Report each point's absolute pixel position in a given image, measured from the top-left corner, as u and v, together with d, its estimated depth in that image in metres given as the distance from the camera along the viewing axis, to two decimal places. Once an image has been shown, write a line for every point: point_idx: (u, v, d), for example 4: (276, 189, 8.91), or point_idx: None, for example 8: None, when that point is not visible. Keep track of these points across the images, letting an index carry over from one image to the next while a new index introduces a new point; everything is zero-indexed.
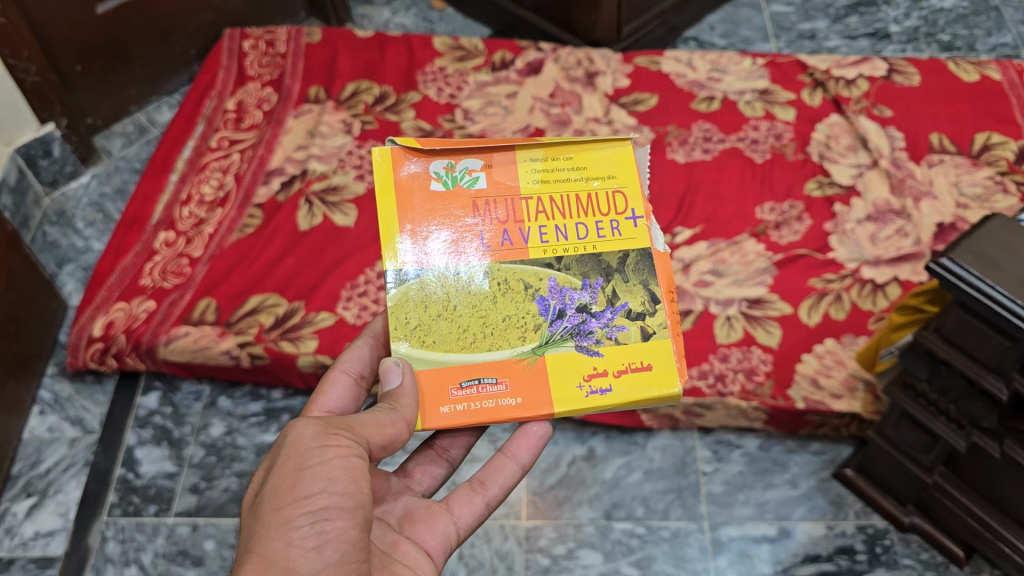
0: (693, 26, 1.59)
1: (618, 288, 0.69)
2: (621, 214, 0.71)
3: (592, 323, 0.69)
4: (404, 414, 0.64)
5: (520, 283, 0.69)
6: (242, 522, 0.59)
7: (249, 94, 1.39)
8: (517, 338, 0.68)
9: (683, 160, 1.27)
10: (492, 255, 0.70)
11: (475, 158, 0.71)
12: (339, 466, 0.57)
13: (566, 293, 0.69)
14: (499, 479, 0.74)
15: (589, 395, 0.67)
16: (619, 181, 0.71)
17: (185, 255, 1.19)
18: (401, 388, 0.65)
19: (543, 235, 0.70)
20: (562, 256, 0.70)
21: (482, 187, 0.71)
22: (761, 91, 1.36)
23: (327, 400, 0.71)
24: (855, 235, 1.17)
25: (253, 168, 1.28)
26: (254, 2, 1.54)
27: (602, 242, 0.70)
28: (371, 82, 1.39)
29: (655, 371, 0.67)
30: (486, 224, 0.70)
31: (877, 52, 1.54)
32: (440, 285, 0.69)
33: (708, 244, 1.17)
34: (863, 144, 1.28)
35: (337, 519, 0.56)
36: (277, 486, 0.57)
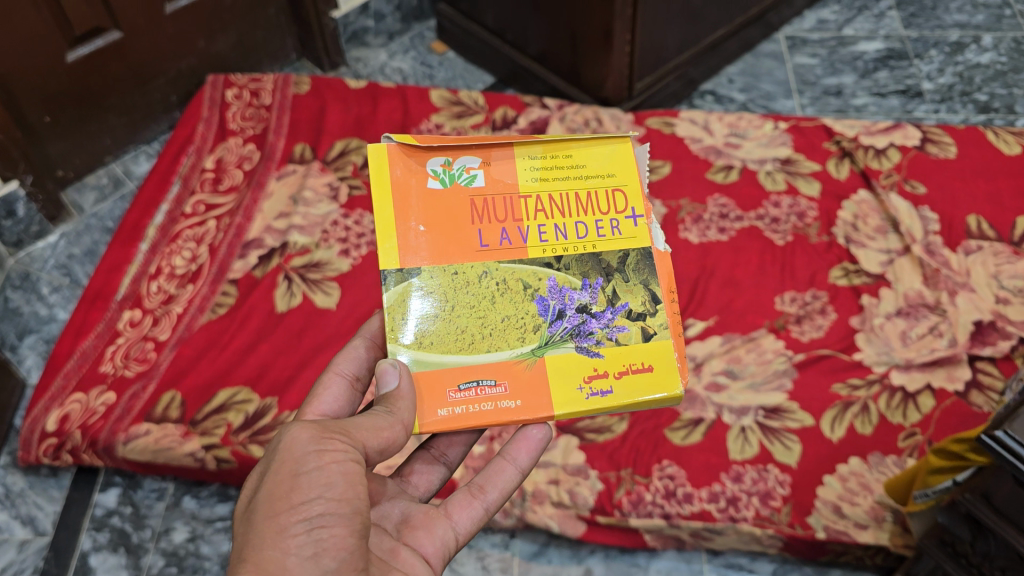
0: (710, 78, 1.49)
1: (619, 289, 0.69)
2: (621, 213, 0.70)
3: (592, 323, 0.68)
4: (402, 417, 0.62)
5: (519, 283, 0.69)
6: (234, 534, 0.56)
7: (229, 151, 1.29)
8: (516, 338, 0.67)
9: (696, 239, 1.17)
10: (491, 254, 0.69)
11: (473, 155, 0.70)
12: (336, 471, 0.55)
13: (566, 293, 0.69)
14: (499, 483, 0.70)
15: (589, 397, 0.66)
16: (620, 179, 0.71)
17: (150, 338, 1.10)
18: (398, 391, 0.63)
19: (542, 233, 0.70)
20: (561, 256, 0.69)
21: (481, 185, 0.70)
22: (783, 160, 1.25)
23: (321, 404, 0.66)
24: (884, 332, 1.07)
25: (230, 239, 1.19)
26: (240, 45, 1.44)
27: (602, 241, 0.70)
28: (360, 140, 1.29)
29: (656, 373, 0.67)
30: (485, 224, 0.69)
31: (909, 112, 1.43)
32: (435, 282, 0.68)
33: (722, 339, 1.07)
34: (893, 226, 1.17)
35: (333, 527, 0.53)
36: (272, 492, 0.54)
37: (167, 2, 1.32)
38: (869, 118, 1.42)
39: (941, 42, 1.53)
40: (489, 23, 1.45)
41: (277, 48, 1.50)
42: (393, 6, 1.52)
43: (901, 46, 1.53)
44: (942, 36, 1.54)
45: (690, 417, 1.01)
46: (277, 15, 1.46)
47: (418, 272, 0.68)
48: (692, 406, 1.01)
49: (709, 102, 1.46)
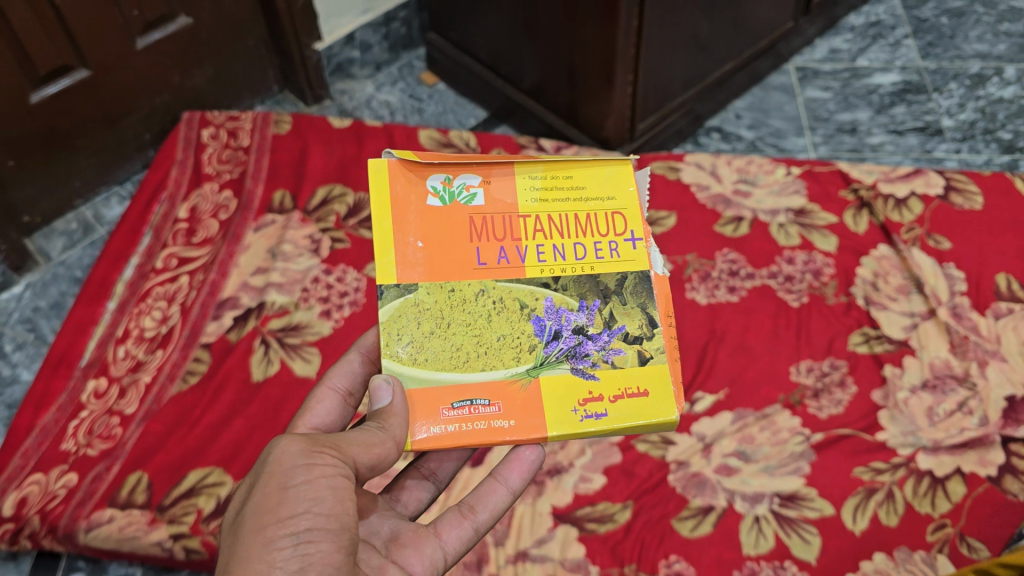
0: (716, 113, 1.40)
1: (616, 311, 0.70)
2: (620, 235, 0.72)
3: (587, 345, 0.69)
4: (394, 433, 0.62)
5: (516, 303, 0.69)
6: (220, 547, 0.57)
7: (204, 197, 1.21)
8: (511, 358, 0.68)
9: (704, 300, 1.09)
10: (489, 272, 0.70)
11: (473, 174, 0.72)
12: (324, 486, 0.56)
13: (562, 314, 0.69)
14: (490, 504, 0.69)
15: (584, 419, 0.66)
16: (619, 202, 0.72)
17: (116, 412, 1.01)
18: (390, 406, 0.63)
19: (539, 253, 0.71)
20: (559, 277, 0.70)
21: (480, 203, 0.71)
22: (796, 210, 1.17)
23: (313, 417, 0.67)
24: (909, 408, 0.99)
25: (203, 297, 1.10)
26: (217, 78, 1.36)
27: (600, 263, 0.71)
28: (344, 186, 1.21)
29: (652, 398, 0.67)
30: (483, 242, 0.70)
31: (928, 152, 1.34)
32: (432, 298, 0.69)
33: (733, 415, 0.99)
34: (916, 286, 1.09)
35: (321, 542, 0.54)
36: (260, 505, 0.55)
37: (137, 37, 1.23)
38: (886, 158, 1.34)
39: (961, 74, 1.44)
40: (483, 56, 1.37)
41: (257, 81, 1.41)
42: (380, 35, 1.43)
43: (919, 78, 1.44)
44: (962, 68, 1.45)
45: (699, 504, 0.93)
46: (256, 47, 1.37)
47: (415, 287, 0.69)
48: (702, 493, 0.93)
49: (715, 139, 1.37)
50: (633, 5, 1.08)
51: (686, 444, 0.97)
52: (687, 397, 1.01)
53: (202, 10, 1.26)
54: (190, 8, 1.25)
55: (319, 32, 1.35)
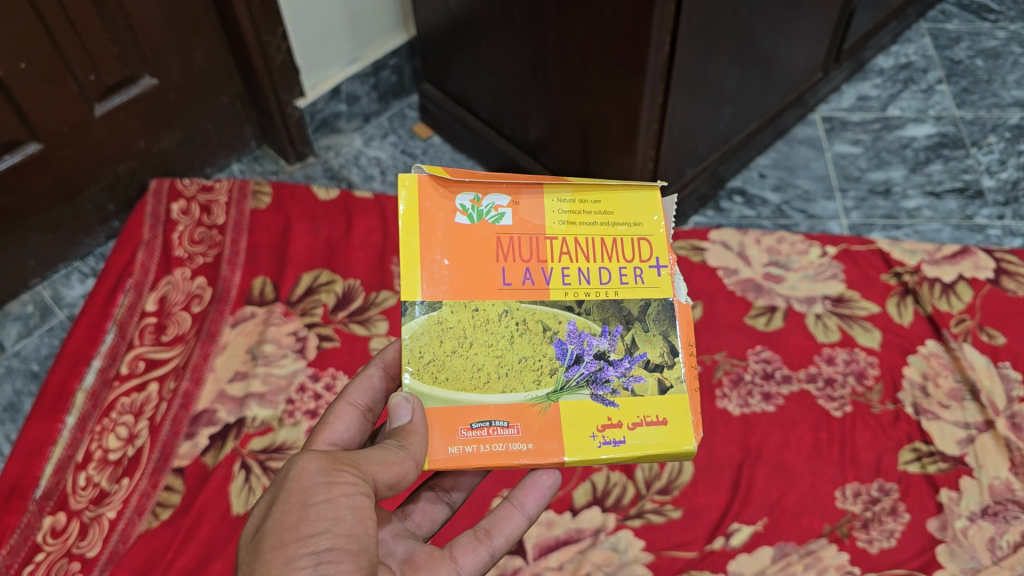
0: (738, 173, 1.29)
1: (639, 338, 0.61)
2: (646, 261, 0.63)
3: (608, 371, 0.61)
4: (414, 453, 0.56)
5: (539, 324, 0.61)
6: (239, 566, 0.52)
7: (174, 286, 1.08)
8: (532, 381, 0.60)
9: (736, 411, 0.98)
10: (513, 293, 0.61)
11: (502, 192, 0.63)
12: (345, 505, 0.51)
13: (585, 338, 0.61)
14: (505, 529, 0.66)
15: (601, 446, 0.59)
16: (648, 227, 0.63)
17: (76, 557, 0.89)
18: (410, 425, 0.57)
19: (564, 274, 0.62)
20: (583, 300, 0.62)
21: (508, 223, 0.62)
22: (834, 298, 1.07)
23: (332, 434, 0.60)
24: (970, 539, 0.88)
25: (174, 411, 0.98)
26: (187, 140, 1.22)
27: (625, 289, 0.62)
28: (332, 273, 1.09)
29: (674, 427, 0.59)
30: (508, 262, 0.62)
31: (969, 217, 1.22)
32: (455, 317, 0.61)
33: (774, 550, 0.88)
34: (970, 391, 0.98)
35: (341, 563, 0.50)
36: (278, 524, 0.51)
37: (96, 104, 1.09)
38: (924, 225, 1.22)
39: (1000, 125, 1.33)
40: (483, 112, 1.24)
41: (233, 138, 1.28)
42: (369, 86, 1.29)
43: (955, 130, 1.33)
44: (1001, 118, 1.34)
45: None
46: (232, 103, 1.23)
47: (439, 305, 0.61)
48: None
49: (738, 204, 1.26)
50: (658, 80, 0.95)
51: None
52: (722, 530, 0.89)
53: (169, 69, 1.12)
54: (155, 68, 1.11)
55: (300, 88, 1.22)
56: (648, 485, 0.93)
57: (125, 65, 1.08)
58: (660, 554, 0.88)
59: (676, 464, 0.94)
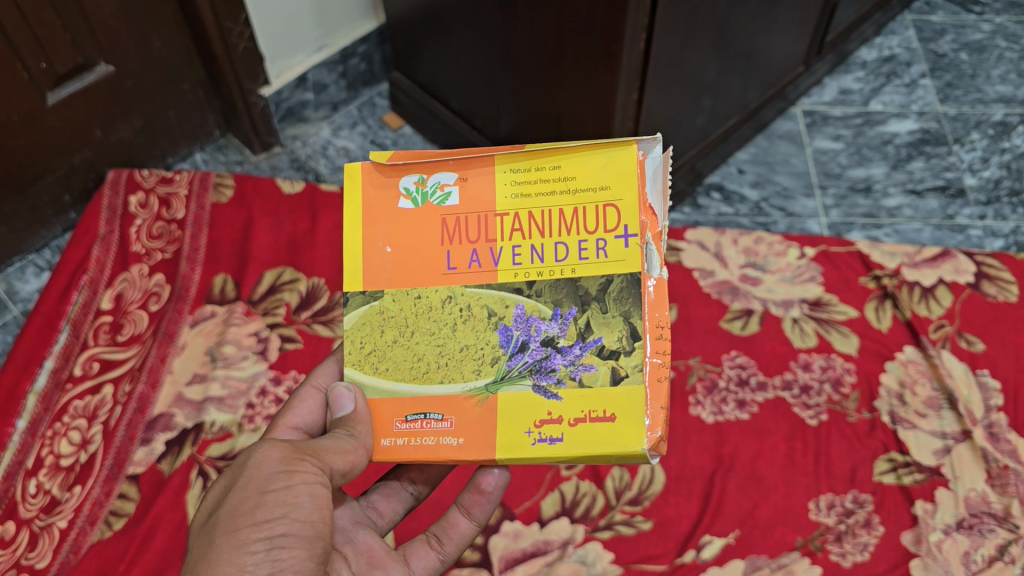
0: (717, 168, 1.26)
1: (594, 321, 0.56)
2: (611, 232, 0.56)
3: (555, 360, 0.56)
4: (364, 441, 0.55)
5: (483, 309, 0.57)
6: (190, 548, 0.51)
7: (131, 283, 1.04)
8: (470, 371, 0.57)
9: (710, 419, 0.96)
10: (458, 278, 0.57)
11: (448, 169, 0.57)
12: (305, 493, 0.51)
13: (533, 323, 0.57)
14: (457, 536, 0.64)
15: (536, 445, 0.55)
16: (615, 191, 0.55)
17: (25, 569, 0.86)
18: (354, 414, 0.56)
19: (515, 253, 0.57)
20: (534, 281, 0.57)
21: (454, 203, 0.58)
22: (812, 302, 1.05)
23: (295, 417, 0.60)
24: (944, 553, 0.86)
25: (129, 415, 0.94)
26: (146, 129, 1.17)
27: (583, 266, 0.56)
28: (295, 270, 1.06)
29: (617, 426, 0.54)
30: (454, 244, 0.58)
31: (950, 217, 1.20)
32: (397, 306, 0.58)
33: (746, 563, 0.86)
34: (948, 400, 0.96)
35: (294, 549, 0.49)
36: (234, 508, 0.50)
37: (48, 92, 1.04)
38: (904, 225, 1.19)
39: (984, 122, 1.31)
40: (455, 103, 1.20)
41: (195, 126, 1.23)
42: (337, 74, 1.25)
43: (938, 126, 1.30)
44: (985, 114, 1.32)
45: None
46: (193, 91, 1.19)
47: (381, 294, 0.58)
48: None
49: (716, 200, 1.23)
50: (633, 77, 0.92)
51: None
52: (693, 542, 0.87)
53: (126, 55, 1.07)
54: (110, 55, 1.06)
55: (264, 76, 1.17)
56: (618, 495, 0.90)
57: (79, 53, 1.03)
58: (629, 568, 0.86)
59: (647, 473, 0.91)
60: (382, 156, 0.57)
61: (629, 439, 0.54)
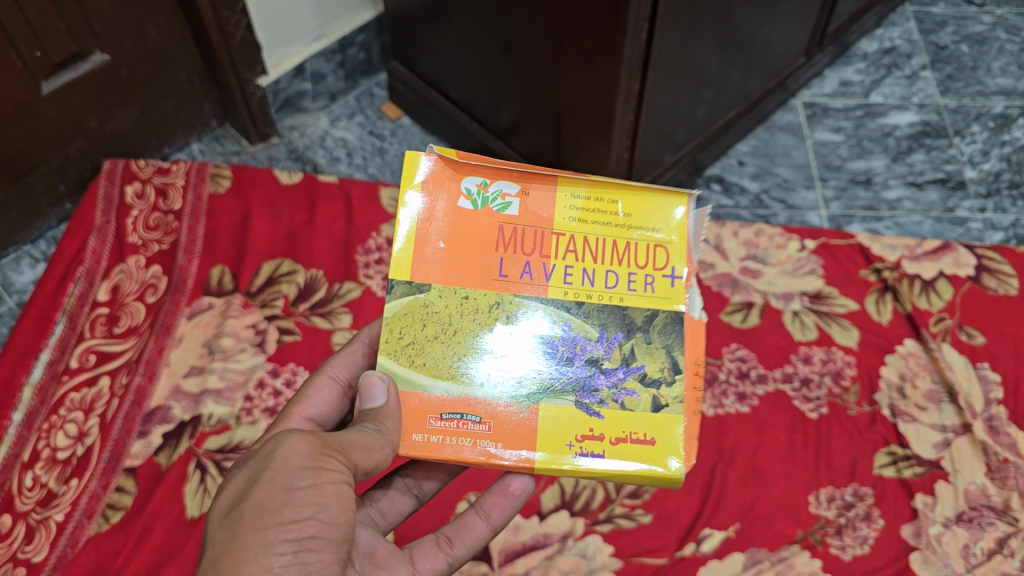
0: (717, 160, 1.25)
1: (638, 349, 0.57)
2: (659, 269, 0.58)
3: (599, 380, 0.57)
4: (392, 437, 0.54)
5: (532, 322, 0.57)
6: (207, 541, 0.49)
7: (128, 275, 1.03)
8: (515, 381, 0.56)
9: (710, 412, 0.95)
10: (507, 287, 0.58)
11: (512, 180, 0.58)
12: (332, 492, 0.49)
13: (579, 342, 0.57)
14: (467, 539, 0.64)
15: (576, 459, 0.55)
16: (665, 234, 0.58)
17: (21, 562, 0.85)
18: (385, 408, 0.54)
19: (566, 272, 0.58)
20: (583, 302, 0.58)
21: (512, 213, 0.58)
22: (812, 295, 1.05)
23: (308, 408, 0.58)
24: (943, 546, 0.86)
25: (126, 408, 0.93)
26: (143, 119, 1.16)
27: (631, 296, 0.58)
28: (294, 262, 1.05)
29: (656, 449, 0.55)
30: (507, 253, 0.58)
31: (950, 210, 1.20)
32: (443, 302, 0.57)
33: (746, 557, 0.85)
34: (948, 393, 0.96)
35: (321, 552, 0.48)
36: (260, 504, 0.48)
37: (43, 81, 1.03)
38: (905, 218, 1.19)
39: (984, 114, 1.30)
40: (454, 93, 1.19)
41: (192, 116, 1.22)
42: (335, 64, 1.24)
43: (938, 119, 1.30)
44: (985, 107, 1.31)
45: None
46: (190, 80, 1.18)
47: (428, 288, 0.57)
48: None
49: (716, 192, 1.22)
50: (634, 68, 0.91)
51: None
52: (693, 535, 0.87)
53: (121, 44, 1.06)
54: (106, 43, 1.05)
55: (262, 66, 1.16)
56: (618, 488, 0.90)
57: (74, 41, 1.02)
58: (629, 561, 0.85)
59: None
60: (451, 154, 0.58)
61: (665, 464, 0.55)
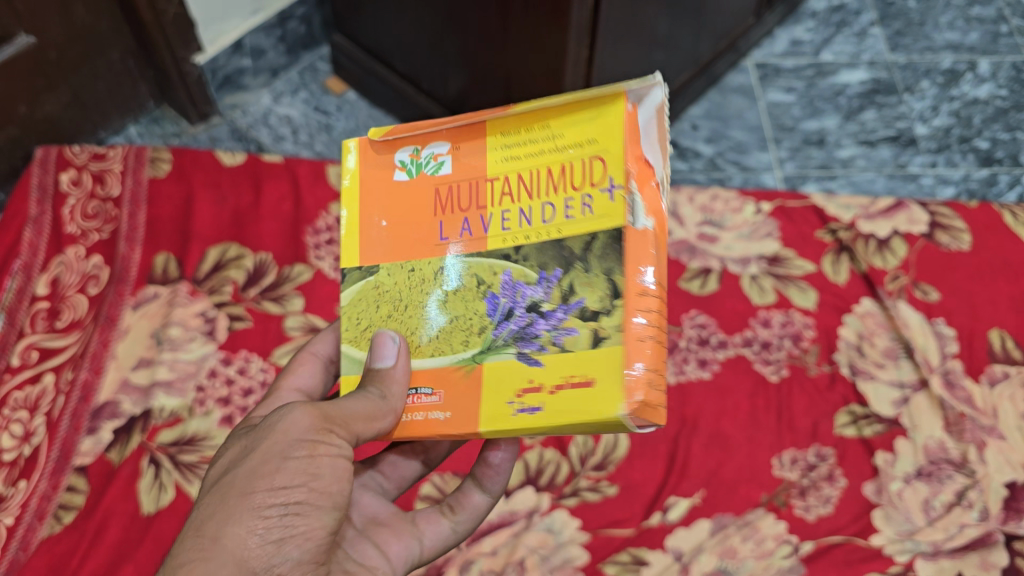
0: (670, 125, 1.24)
1: (579, 283, 0.51)
2: (597, 185, 0.51)
3: (539, 325, 0.51)
4: (395, 404, 0.53)
5: (473, 278, 0.54)
6: (199, 501, 0.51)
7: (67, 267, 0.99)
8: (460, 342, 0.53)
9: (672, 380, 0.95)
10: (449, 248, 0.55)
11: (442, 140, 0.56)
12: (326, 464, 0.51)
13: (519, 288, 0.52)
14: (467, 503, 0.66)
15: (517, 416, 0.51)
16: (602, 143, 0.51)
17: None
18: (392, 369, 0.53)
19: (515, 218, 0.53)
20: (521, 246, 0.52)
21: (447, 172, 0.56)
22: (769, 258, 1.05)
23: (297, 380, 0.65)
24: (905, 502, 0.87)
25: (73, 405, 0.90)
26: (75, 103, 1.11)
27: (569, 224, 0.51)
28: (241, 246, 1.03)
29: (600, 389, 0.49)
30: (444, 215, 0.55)
31: (902, 166, 1.20)
32: (392, 280, 0.56)
33: (712, 523, 0.85)
34: (905, 350, 0.97)
35: (308, 518, 0.49)
36: (253, 469, 0.50)
37: None
38: (858, 175, 1.19)
39: (933, 69, 1.31)
40: (398, 65, 1.16)
41: (127, 98, 1.18)
42: (275, 39, 1.21)
43: (889, 75, 1.30)
44: (934, 62, 1.32)
45: None
46: (122, 60, 1.13)
47: (377, 268, 0.57)
48: None
49: (670, 157, 1.22)
50: (582, 36, 0.89)
51: (661, 563, 0.83)
52: (659, 504, 0.86)
53: (47, 25, 1.01)
54: (31, 24, 0.99)
55: (198, 43, 1.12)
56: (583, 461, 0.89)
57: None
58: (596, 534, 0.84)
59: (611, 438, 0.90)
60: (375, 133, 0.58)
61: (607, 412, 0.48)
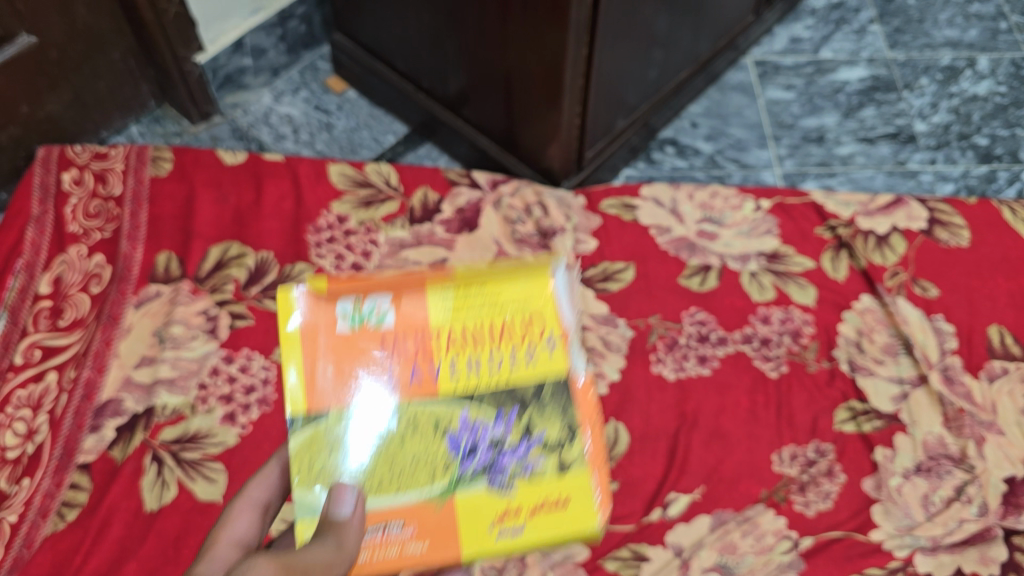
0: (670, 122, 1.25)
1: (535, 419, 0.56)
2: (538, 341, 0.58)
3: (503, 460, 0.56)
4: (350, 552, 0.49)
5: (429, 420, 0.56)
6: None
7: (70, 265, 1.00)
8: (425, 479, 0.55)
9: (671, 376, 0.95)
10: (399, 394, 0.56)
11: (383, 294, 0.58)
12: None
13: (478, 428, 0.56)
14: None
15: (498, 539, 0.54)
16: (535, 306, 0.58)
17: None
18: (347, 519, 0.51)
19: (465, 369, 0.57)
20: (472, 392, 0.57)
21: (389, 323, 0.57)
22: (768, 255, 1.05)
23: (233, 532, 0.52)
24: (904, 497, 0.87)
25: (76, 402, 0.90)
26: (77, 103, 1.12)
27: (516, 373, 0.57)
28: (243, 245, 1.03)
29: (573, 513, 0.55)
30: (391, 361, 0.57)
31: (902, 163, 1.21)
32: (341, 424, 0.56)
33: (712, 519, 0.86)
34: (904, 346, 0.97)
35: None
36: None
37: None
38: (857, 172, 1.20)
39: (932, 66, 1.31)
40: (399, 64, 1.17)
41: (128, 97, 1.18)
42: (276, 38, 1.22)
43: (888, 73, 1.30)
44: (933, 59, 1.32)
45: None
46: (124, 60, 1.13)
47: (325, 415, 0.56)
48: None
49: (670, 155, 1.22)
50: (581, 34, 0.89)
51: (661, 559, 0.83)
52: (659, 500, 0.86)
53: (49, 25, 1.01)
54: (33, 24, 1.00)
55: (199, 42, 1.12)
56: None
57: None
58: None
59: (611, 435, 0.90)
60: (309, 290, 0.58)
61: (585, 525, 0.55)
